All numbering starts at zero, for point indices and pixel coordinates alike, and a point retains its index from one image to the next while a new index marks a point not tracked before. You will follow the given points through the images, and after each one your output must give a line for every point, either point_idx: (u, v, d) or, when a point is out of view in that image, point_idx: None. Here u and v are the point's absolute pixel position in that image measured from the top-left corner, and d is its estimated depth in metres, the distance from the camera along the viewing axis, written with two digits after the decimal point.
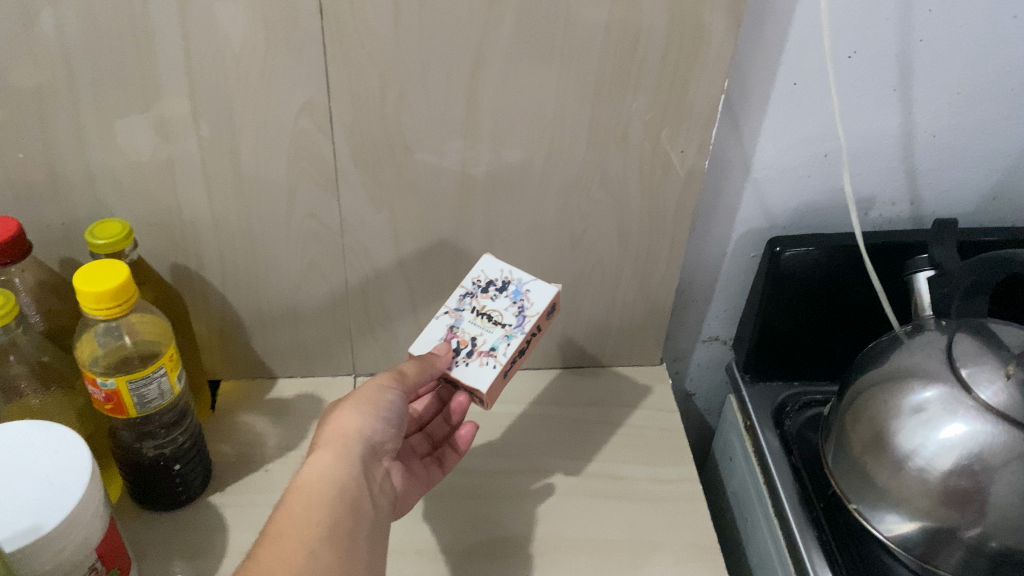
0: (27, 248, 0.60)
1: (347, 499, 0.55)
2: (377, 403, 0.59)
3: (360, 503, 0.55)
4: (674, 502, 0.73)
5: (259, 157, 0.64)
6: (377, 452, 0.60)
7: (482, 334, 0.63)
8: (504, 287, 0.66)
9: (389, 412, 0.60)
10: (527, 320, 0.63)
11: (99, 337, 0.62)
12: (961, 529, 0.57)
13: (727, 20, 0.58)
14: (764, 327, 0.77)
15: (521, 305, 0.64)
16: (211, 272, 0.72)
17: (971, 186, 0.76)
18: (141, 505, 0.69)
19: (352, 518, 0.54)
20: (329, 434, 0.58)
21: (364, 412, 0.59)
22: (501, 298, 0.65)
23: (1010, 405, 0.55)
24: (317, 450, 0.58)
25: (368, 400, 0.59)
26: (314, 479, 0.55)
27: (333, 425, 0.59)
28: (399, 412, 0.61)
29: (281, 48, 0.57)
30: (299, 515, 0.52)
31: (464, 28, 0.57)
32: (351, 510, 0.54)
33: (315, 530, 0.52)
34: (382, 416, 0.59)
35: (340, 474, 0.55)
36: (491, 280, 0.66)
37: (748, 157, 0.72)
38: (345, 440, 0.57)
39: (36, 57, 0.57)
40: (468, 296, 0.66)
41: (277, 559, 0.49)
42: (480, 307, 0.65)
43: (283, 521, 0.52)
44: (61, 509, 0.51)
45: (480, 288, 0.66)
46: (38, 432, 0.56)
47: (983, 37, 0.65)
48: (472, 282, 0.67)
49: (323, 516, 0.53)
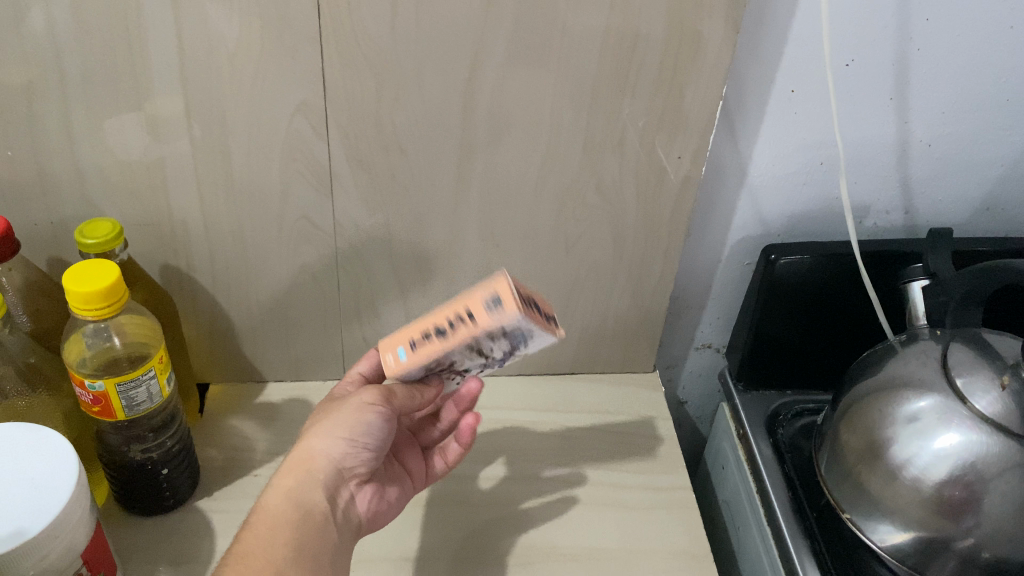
0: (15, 246, 0.59)
1: (312, 525, 0.55)
2: (349, 431, 0.57)
3: (325, 529, 0.56)
4: (666, 511, 0.72)
5: (252, 159, 0.63)
6: (349, 473, 0.59)
7: (465, 364, 0.58)
8: (512, 339, 0.52)
9: (366, 439, 0.58)
10: (515, 360, 0.58)
11: (88, 338, 0.61)
12: (955, 539, 0.57)
13: (726, 27, 0.58)
14: (758, 335, 0.77)
15: (517, 351, 0.56)
16: (201, 274, 0.71)
17: (965, 196, 0.76)
18: (127, 510, 0.68)
19: (315, 545, 0.55)
20: (299, 451, 0.58)
21: (340, 437, 0.57)
22: (501, 346, 0.54)
23: (1003, 415, 0.55)
24: (287, 469, 0.57)
25: (344, 424, 0.57)
26: (279, 503, 0.55)
27: (306, 444, 0.58)
28: (374, 437, 0.58)
29: (275, 48, 0.57)
30: (262, 538, 0.53)
31: (460, 30, 0.57)
32: (315, 536, 0.55)
33: (278, 554, 0.53)
34: (354, 442, 0.58)
35: (305, 498, 0.56)
36: (501, 333, 0.51)
37: (744, 164, 0.71)
38: (315, 464, 0.57)
39: (26, 54, 0.56)
40: (467, 342, 0.52)
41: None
42: (476, 351, 0.54)
43: (248, 542, 0.53)
44: (49, 512, 0.50)
45: (484, 338, 0.51)
46: (22, 435, 0.55)
47: (980, 47, 0.66)
48: (477, 335, 0.51)
49: (286, 541, 0.54)
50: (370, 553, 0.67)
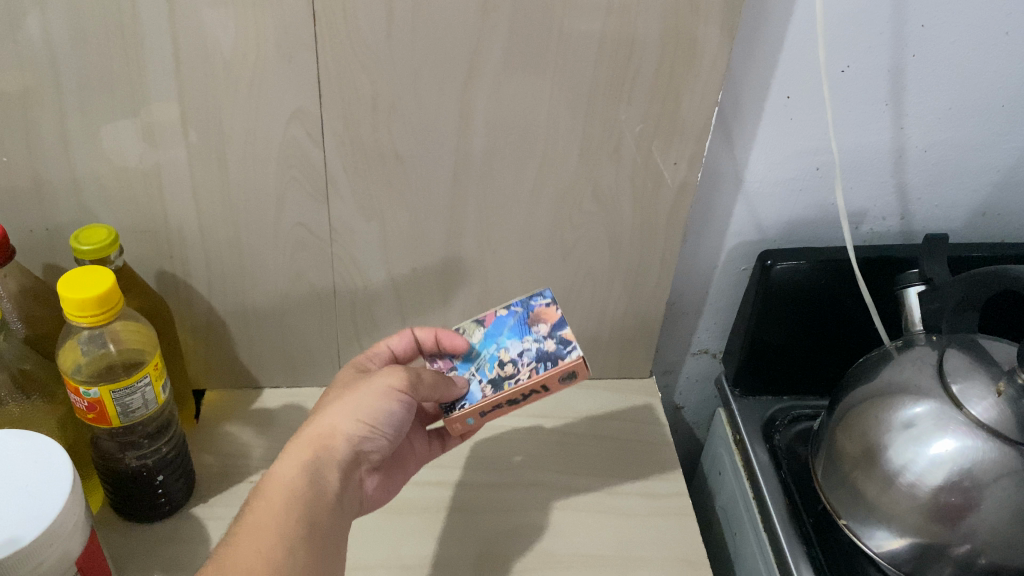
0: (10, 252, 0.59)
1: (323, 501, 0.54)
2: (374, 414, 0.58)
3: (334, 507, 0.55)
4: (663, 518, 0.72)
5: (248, 165, 0.63)
6: (363, 455, 0.59)
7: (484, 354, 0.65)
8: None
9: (385, 423, 0.59)
10: None
11: (82, 345, 0.60)
12: (951, 546, 0.57)
13: (722, 34, 0.58)
14: (754, 341, 0.77)
15: None
16: (198, 280, 0.71)
17: (961, 202, 0.76)
18: (122, 516, 0.68)
19: (326, 522, 0.54)
20: (317, 427, 0.57)
21: (363, 417, 0.58)
22: None
23: (999, 421, 0.55)
24: (301, 441, 0.56)
25: (368, 404, 0.58)
26: (294, 473, 0.54)
27: (324, 422, 0.57)
28: (394, 424, 0.59)
29: (271, 54, 0.57)
30: (274, 508, 0.52)
31: (456, 37, 0.57)
32: (326, 513, 0.54)
33: (291, 528, 0.51)
34: (375, 425, 0.58)
35: (321, 474, 0.55)
36: None
37: (740, 170, 0.72)
38: (336, 441, 0.57)
39: (22, 60, 0.56)
40: None
41: (256, 549, 0.49)
42: None
43: (260, 513, 0.51)
44: (43, 519, 0.50)
45: None
46: (17, 443, 0.55)
47: (975, 53, 0.66)
48: None
49: (300, 516, 0.52)
50: (365, 560, 0.66)
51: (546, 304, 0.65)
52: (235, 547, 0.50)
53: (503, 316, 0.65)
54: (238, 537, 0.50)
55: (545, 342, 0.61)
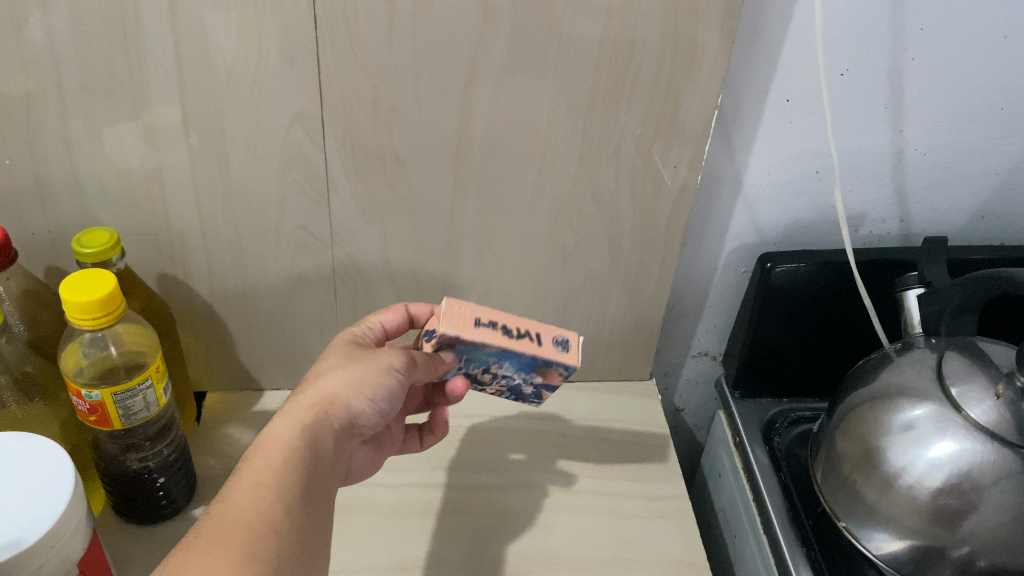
0: (12, 255, 0.59)
1: (319, 466, 0.53)
2: (375, 386, 0.57)
3: (327, 473, 0.54)
4: (662, 520, 0.72)
5: (250, 168, 0.63)
6: (357, 427, 0.58)
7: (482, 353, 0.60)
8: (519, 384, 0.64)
9: (381, 397, 0.57)
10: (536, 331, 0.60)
11: (84, 348, 0.61)
12: (950, 548, 0.57)
13: (721, 37, 0.58)
14: (752, 345, 0.77)
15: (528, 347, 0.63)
16: (199, 283, 0.71)
17: (959, 204, 0.76)
18: (123, 518, 0.68)
19: (320, 488, 0.53)
20: (317, 391, 0.56)
21: (361, 390, 0.57)
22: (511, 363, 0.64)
23: (998, 423, 0.55)
24: (299, 403, 0.55)
25: (368, 378, 0.57)
26: (293, 435, 0.53)
27: (324, 387, 0.56)
28: (390, 400, 0.58)
29: (273, 58, 0.57)
30: (272, 467, 0.51)
31: (456, 42, 0.57)
32: (320, 479, 0.53)
33: (288, 491, 0.50)
34: (374, 399, 0.57)
35: (317, 439, 0.54)
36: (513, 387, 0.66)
37: (738, 174, 0.72)
38: (334, 409, 0.55)
39: (24, 64, 0.56)
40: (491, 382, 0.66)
41: (255, 507, 0.48)
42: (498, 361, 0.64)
43: (258, 471, 0.50)
44: (45, 521, 0.50)
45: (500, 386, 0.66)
46: (19, 446, 0.55)
47: (974, 57, 0.66)
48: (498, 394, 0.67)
49: (299, 478, 0.51)
50: (366, 562, 0.66)
51: (561, 372, 0.60)
52: (231, 501, 0.49)
53: (522, 356, 0.57)
54: (235, 492, 0.49)
55: (526, 387, 0.63)
